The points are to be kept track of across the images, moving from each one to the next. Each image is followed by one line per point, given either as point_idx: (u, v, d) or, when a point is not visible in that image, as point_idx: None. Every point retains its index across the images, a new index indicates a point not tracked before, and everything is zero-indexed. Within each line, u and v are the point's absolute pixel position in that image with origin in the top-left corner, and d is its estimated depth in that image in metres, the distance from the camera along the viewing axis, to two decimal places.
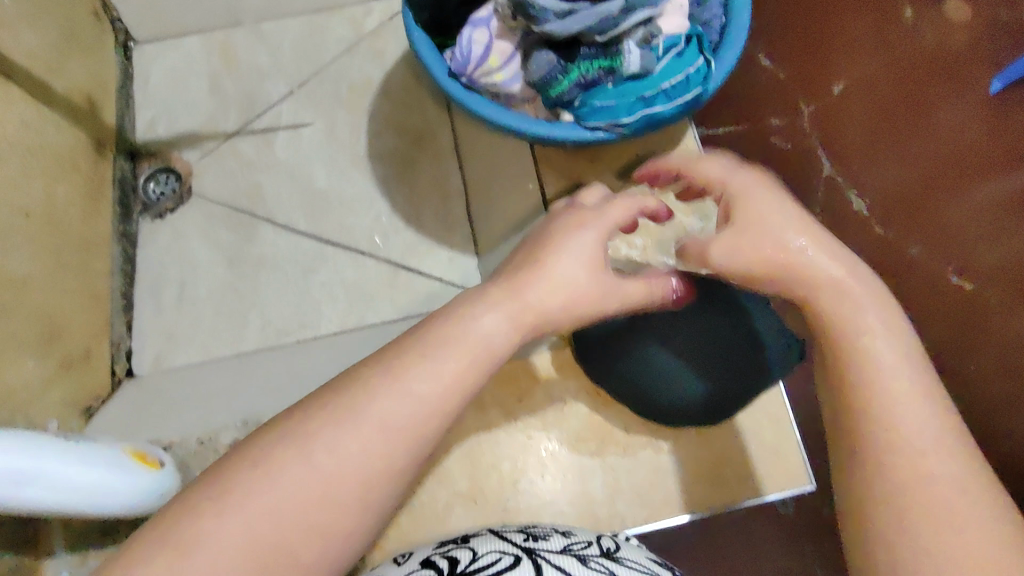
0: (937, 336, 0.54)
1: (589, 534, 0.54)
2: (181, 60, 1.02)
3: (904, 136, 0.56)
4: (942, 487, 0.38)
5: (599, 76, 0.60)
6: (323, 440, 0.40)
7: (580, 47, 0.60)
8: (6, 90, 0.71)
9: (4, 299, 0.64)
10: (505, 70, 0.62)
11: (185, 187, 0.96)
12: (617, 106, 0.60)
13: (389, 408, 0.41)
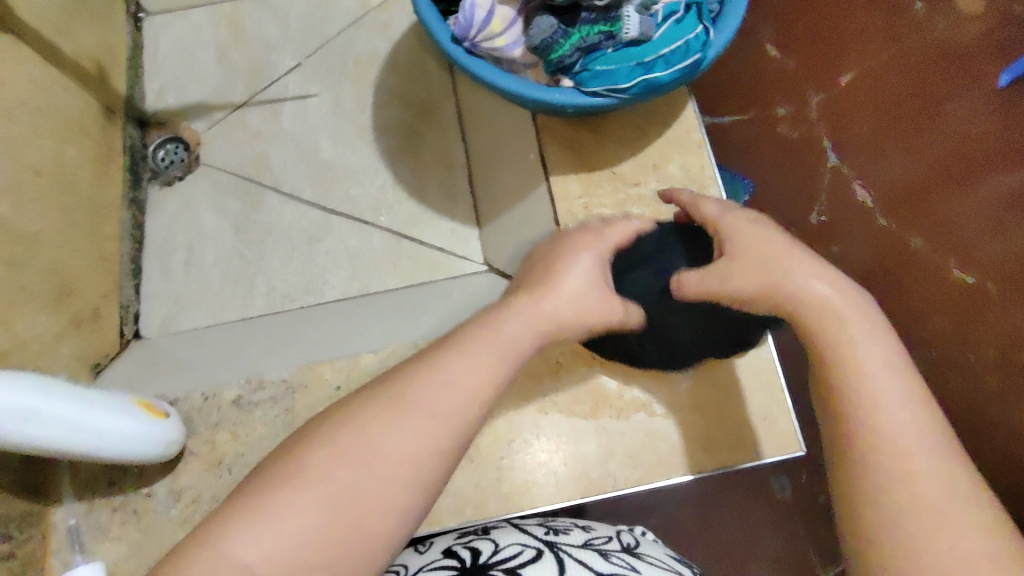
0: (939, 326, 0.66)
1: (609, 530, 0.61)
2: (191, 32, 1.03)
3: (912, 129, 0.67)
4: (942, 494, 0.40)
5: (599, 41, 0.61)
6: (385, 444, 0.40)
7: (581, 13, 0.61)
8: (17, 50, 0.72)
9: (16, 252, 0.65)
10: (507, 35, 0.63)
11: (194, 157, 0.97)
12: (617, 71, 0.61)
13: (448, 407, 0.42)
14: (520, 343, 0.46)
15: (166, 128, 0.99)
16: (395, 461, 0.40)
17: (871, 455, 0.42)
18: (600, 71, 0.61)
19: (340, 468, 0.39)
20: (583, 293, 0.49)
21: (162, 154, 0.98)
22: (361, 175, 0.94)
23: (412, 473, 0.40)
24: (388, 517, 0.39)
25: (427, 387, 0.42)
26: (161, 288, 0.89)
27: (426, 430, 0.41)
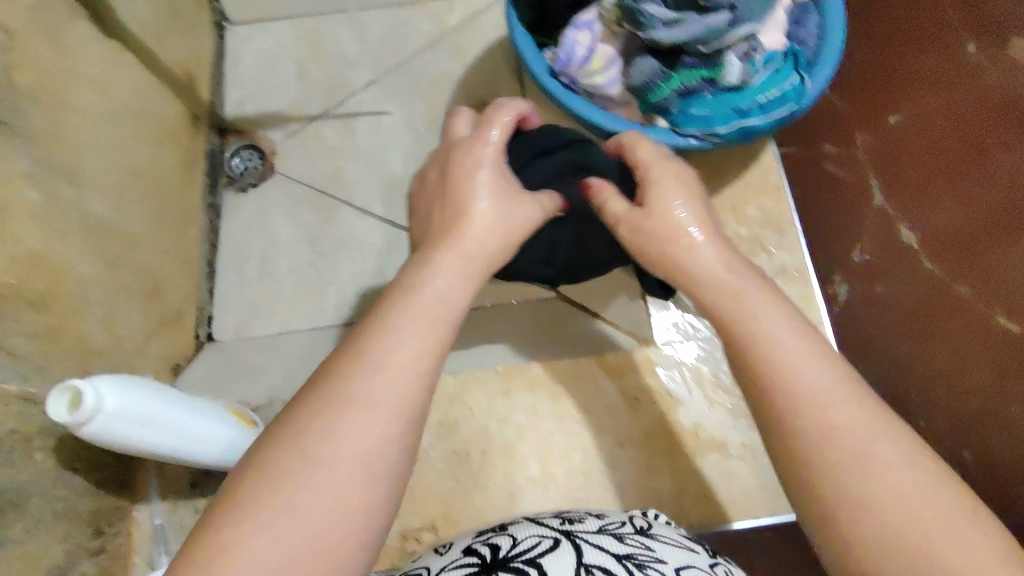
0: (979, 381, 0.60)
1: (621, 513, 0.52)
2: (270, 44, 1.06)
3: (960, 178, 0.61)
4: (939, 508, 0.36)
5: (699, 85, 0.62)
6: (335, 459, 0.36)
7: (683, 56, 0.61)
8: (122, 57, 0.75)
9: (117, 253, 0.68)
10: (606, 73, 0.65)
11: (269, 166, 0.99)
12: (714, 115, 0.62)
13: (389, 394, 0.38)
14: (450, 310, 0.43)
15: (244, 135, 1.02)
16: (345, 471, 0.36)
17: (873, 483, 0.37)
18: (697, 114, 0.63)
19: (301, 499, 0.35)
20: (499, 217, 0.48)
21: (237, 161, 1.00)
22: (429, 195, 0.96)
23: (367, 479, 0.36)
24: (348, 531, 0.35)
25: (363, 373, 0.38)
26: (232, 291, 0.91)
27: (367, 425, 0.37)
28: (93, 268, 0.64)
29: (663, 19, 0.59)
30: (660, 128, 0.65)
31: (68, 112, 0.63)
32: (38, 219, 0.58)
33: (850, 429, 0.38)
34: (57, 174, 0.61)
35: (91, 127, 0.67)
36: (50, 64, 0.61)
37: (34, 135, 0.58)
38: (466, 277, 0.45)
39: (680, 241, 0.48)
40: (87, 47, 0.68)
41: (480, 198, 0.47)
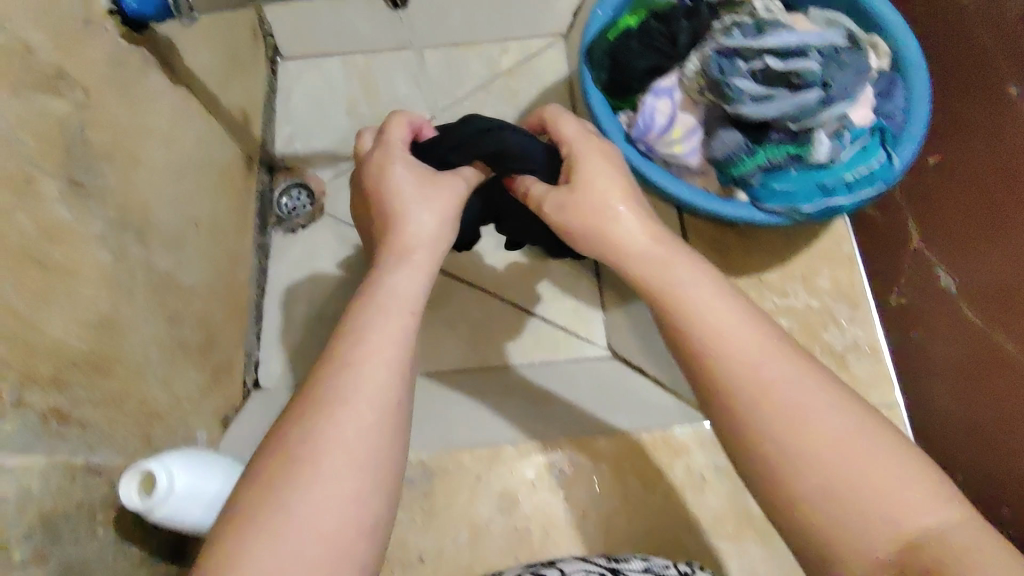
0: (1022, 440, 0.56)
1: (668, 559, 0.54)
2: (321, 80, 1.06)
3: (1003, 226, 0.59)
4: (865, 458, 0.39)
5: (784, 161, 0.60)
6: (320, 444, 0.41)
7: (769, 132, 0.59)
8: (187, 104, 0.75)
9: (176, 308, 0.67)
10: (686, 143, 0.63)
11: (318, 207, 0.99)
12: (797, 192, 0.60)
13: (363, 377, 0.44)
14: (409, 298, 0.48)
15: (293, 172, 1.01)
16: (331, 451, 0.41)
17: (798, 466, 0.40)
18: (779, 190, 0.60)
19: (293, 490, 0.40)
20: (427, 206, 0.53)
21: (286, 201, 0.99)
22: None
23: (353, 455, 0.42)
24: (341, 497, 0.41)
25: (339, 365, 0.44)
26: (280, 334, 0.90)
27: (350, 408, 0.43)
28: (155, 324, 0.63)
29: (753, 94, 0.57)
30: (740, 202, 0.63)
31: (138, 166, 0.63)
32: (107, 279, 0.57)
33: (775, 391, 0.42)
34: (127, 231, 0.60)
35: (157, 179, 0.67)
36: (124, 120, 0.61)
37: (107, 194, 0.58)
38: (424, 269, 0.50)
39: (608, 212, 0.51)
40: (156, 98, 0.68)
41: (410, 200, 0.53)
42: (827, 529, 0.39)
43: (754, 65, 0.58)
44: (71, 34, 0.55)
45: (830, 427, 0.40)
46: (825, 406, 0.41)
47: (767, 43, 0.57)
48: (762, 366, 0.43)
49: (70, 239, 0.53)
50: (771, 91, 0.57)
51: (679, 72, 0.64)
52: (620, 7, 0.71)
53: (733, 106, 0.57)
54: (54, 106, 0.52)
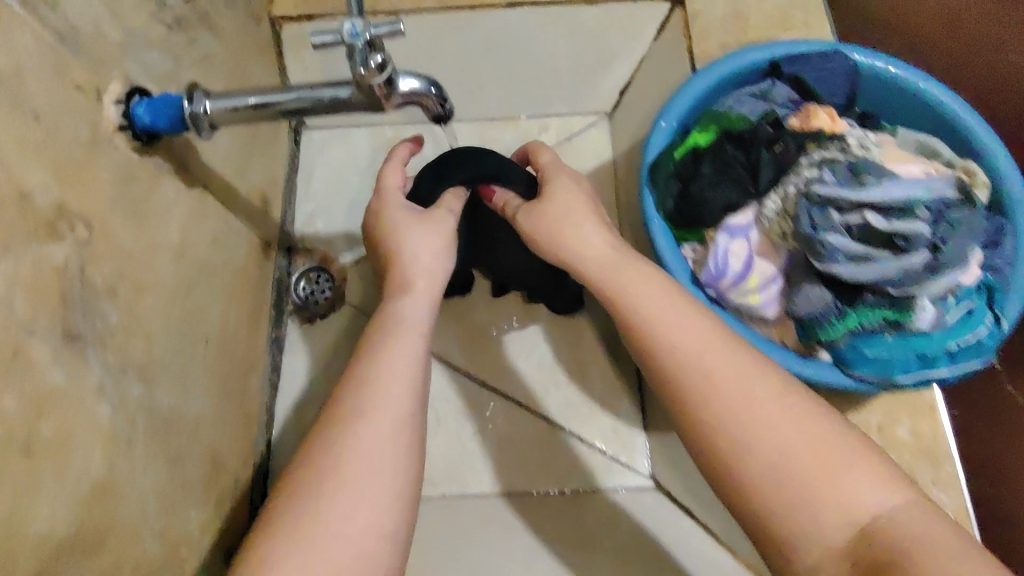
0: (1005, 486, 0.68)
1: None
2: (347, 153, 1.00)
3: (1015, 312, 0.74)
4: (799, 440, 0.45)
5: (880, 326, 0.57)
6: (362, 445, 0.48)
7: (865, 292, 0.57)
8: (203, 205, 0.67)
9: (179, 445, 0.61)
10: (764, 293, 0.60)
11: (339, 294, 0.92)
12: (893, 361, 0.56)
13: (375, 393, 0.51)
14: (420, 322, 0.56)
15: (312, 255, 0.94)
16: (371, 455, 0.48)
17: (745, 454, 0.46)
18: (872, 356, 0.56)
19: (346, 491, 0.46)
20: (422, 240, 0.61)
21: (304, 285, 0.92)
22: (515, 347, 0.87)
23: (393, 456, 0.48)
24: (379, 491, 0.47)
25: (370, 383, 0.51)
26: (293, 441, 0.83)
27: (380, 419, 0.49)
28: (155, 468, 0.57)
29: (850, 253, 0.55)
30: (822, 360, 0.58)
31: (145, 295, 0.56)
32: (108, 435, 0.50)
33: (718, 381, 0.48)
34: (129, 372, 0.54)
35: (166, 301, 0.60)
36: (133, 246, 0.55)
37: (108, 338, 0.51)
38: (428, 303, 0.58)
39: (576, 223, 0.60)
40: (171, 207, 0.61)
41: (413, 235, 0.61)
42: (770, 504, 0.45)
43: (850, 219, 0.56)
44: (75, 163, 0.48)
45: (765, 417, 0.47)
46: (760, 390, 0.48)
47: (866, 198, 0.55)
48: (706, 361, 0.49)
49: (64, 405, 0.46)
50: (871, 255, 0.54)
51: (756, 210, 0.61)
52: (685, 117, 0.66)
53: (825, 267, 0.55)
54: (55, 253, 0.45)
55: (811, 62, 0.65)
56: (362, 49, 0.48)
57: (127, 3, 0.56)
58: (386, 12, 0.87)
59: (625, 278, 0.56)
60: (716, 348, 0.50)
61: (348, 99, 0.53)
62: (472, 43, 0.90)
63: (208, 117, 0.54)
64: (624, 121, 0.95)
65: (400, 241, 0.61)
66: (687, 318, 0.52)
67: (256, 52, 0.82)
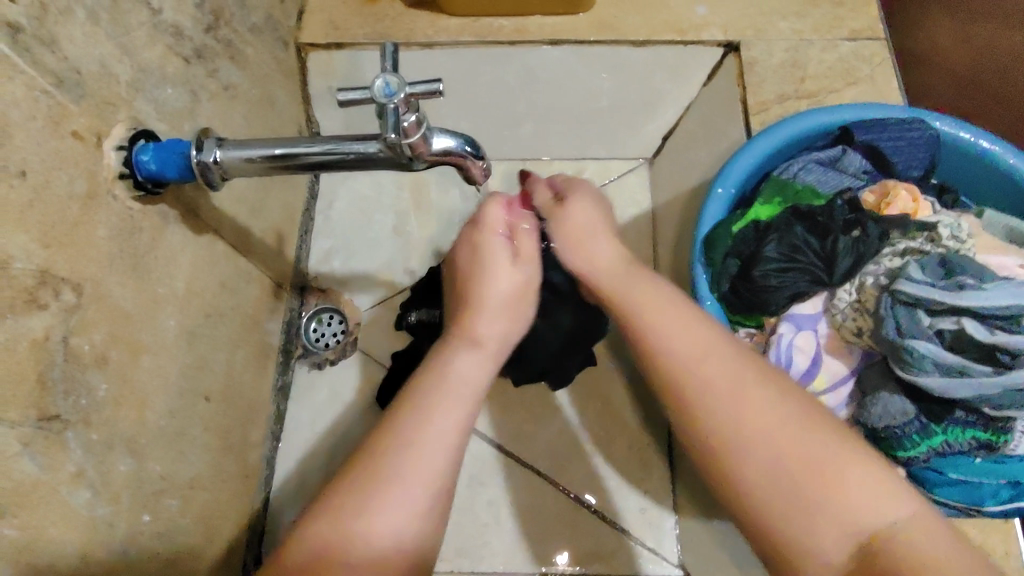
0: None
1: None
2: (370, 188, 0.93)
3: None
4: (796, 452, 0.38)
5: (970, 447, 0.54)
6: (405, 480, 0.40)
7: (955, 408, 0.54)
8: (211, 250, 0.61)
9: (170, 516, 0.54)
10: (831, 396, 0.59)
11: (353, 338, 0.85)
12: (977, 486, 0.54)
13: (432, 422, 0.42)
14: (489, 352, 0.46)
15: (326, 295, 0.85)
16: (414, 489, 0.40)
17: (733, 476, 0.39)
18: (955, 480, 0.54)
19: (384, 526, 0.39)
20: (516, 255, 0.50)
21: (315, 326, 0.83)
22: (539, 413, 0.82)
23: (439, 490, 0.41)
24: (424, 523, 0.40)
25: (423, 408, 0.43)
26: (293, 501, 0.75)
27: (437, 449, 0.41)
28: (139, 551, 0.50)
29: (943, 363, 0.52)
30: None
31: (140, 356, 0.50)
32: (83, 522, 0.44)
33: (713, 389, 0.41)
34: (116, 447, 0.48)
35: (166, 361, 0.54)
36: (131, 307, 0.49)
37: (93, 414, 0.45)
38: (503, 328, 0.48)
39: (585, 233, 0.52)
40: (177, 256, 0.55)
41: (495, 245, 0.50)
42: (778, 520, 0.38)
43: (943, 324, 0.53)
44: (67, 223, 0.43)
45: (762, 431, 0.39)
46: (756, 396, 0.40)
47: (962, 303, 0.51)
48: (703, 366, 0.41)
49: (34, 500, 0.40)
50: (966, 369, 0.51)
51: (829, 301, 0.60)
52: (743, 182, 0.65)
53: (912, 377, 0.52)
54: (34, 327, 0.40)
55: (888, 130, 0.63)
56: (395, 109, 0.43)
57: (139, 37, 0.51)
58: (420, 45, 0.79)
59: (627, 292, 0.47)
60: (722, 356, 0.42)
61: (377, 156, 0.47)
62: (510, 76, 0.83)
63: (220, 167, 0.49)
64: (668, 172, 0.89)
65: (489, 248, 0.50)
66: (699, 328, 0.43)
67: (282, 79, 0.75)
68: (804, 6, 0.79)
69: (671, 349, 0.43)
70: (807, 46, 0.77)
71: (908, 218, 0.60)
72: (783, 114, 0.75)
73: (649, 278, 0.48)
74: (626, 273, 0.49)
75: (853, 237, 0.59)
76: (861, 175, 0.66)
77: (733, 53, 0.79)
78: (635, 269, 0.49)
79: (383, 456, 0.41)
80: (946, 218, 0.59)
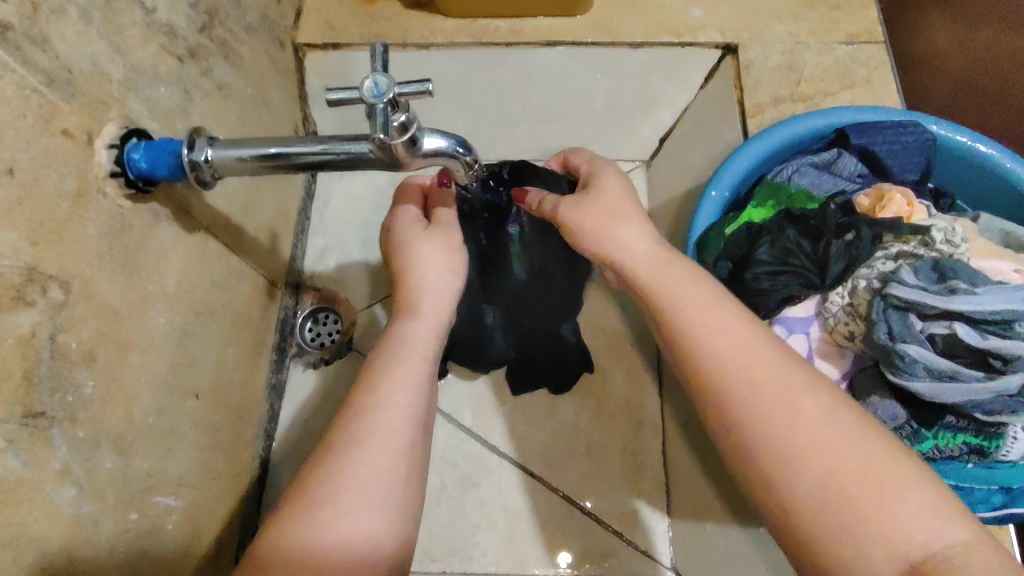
0: None
1: None
2: (366, 188, 0.93)
3: None
4: (846, 460, 0.38)
5: (961, 452, 0.54)
6: (357, 471, 0.44)
7: (946, 413, 0.53)
8: (202, 247, 0.61)
9: (157, 514, 0.54)
10: None
11: (348, 338, 0.85)
12: (969, 492, 0.54)
13: (378, 419, 0.47)
14: (425, 349, 0.53)
15: (321, 294, 0.86)
16: (367, 482, 0.44)
17: (783, 482, 0.39)
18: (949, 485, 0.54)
19: (342, 511, 0.43)
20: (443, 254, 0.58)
21: (311, 325, 0.84)
22: (534, 414, 0.82)
23: (390, 480, 0.45)
24: (379, 517, 0.44)
25: (371, 406, 0.48)
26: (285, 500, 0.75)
27: (382, 443, 0.46)
28: (126, 549, 0.50)
29: (934, 368, 0.51)
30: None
31: (128, 353, 0.50)
32: (68, 520, 0.44)
33: (760, 392, 0.41)
34: (103, 444, 0.47)
35: (155, 358, 0.54)
36: (120, 304, 0.49)
37: (79, 411, 0.45)
38: (435, 326, 0.55)
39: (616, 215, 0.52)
40: (168, 253, 0.55)
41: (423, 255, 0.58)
42: (821, 528, 0.37)
43: (935, 329, 0.53)
44: (56, 220, 0.43)
45: (811, 436, 0.39)
46: (803, 402, 0.40)
47: (954, 308, 0.51)
48: (751, 367, 0.42)
49: (17, 498, 0.40)
50: (958, 373, 0.50)
51: (821, 303, 0.60)
52: (736, 184, 0.65)
53: (903, 381, 0.51)
54: (20, 324, 0.40)
55: (883, 134, 0.63)
56: (383, 109, 0.43)
57: (132, 35, 0.51)
58: (417, 46, 0.79)
59: (671, 290, 0.47)
60: (759, 357, 0.42)
61: (367, 156, 0.47)
62: (506, 76, 0.83)
63: (211, 165, 0.49)
64: (663, 173, 0.89)
65: (415, 254, 0.58)
66: (735, 327, 0.44)
67: (277, 79, 0.76)
68: (801, 9, 0.79)
69: (719, 351, 0.43)
70: (803, 49, 0.77)
71: (900, 220, 0.59)
72: (778, 116, 0.74)
73: (692, 270, 0.48)
74: (670, 266, 0.48)
75: (846, 241, 0.59)
76: (856, 179, 0.66)
77: (729, 55, 0.79)
78: (680, 263, 0.49)
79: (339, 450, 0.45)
80: (940, 222, 0.58)
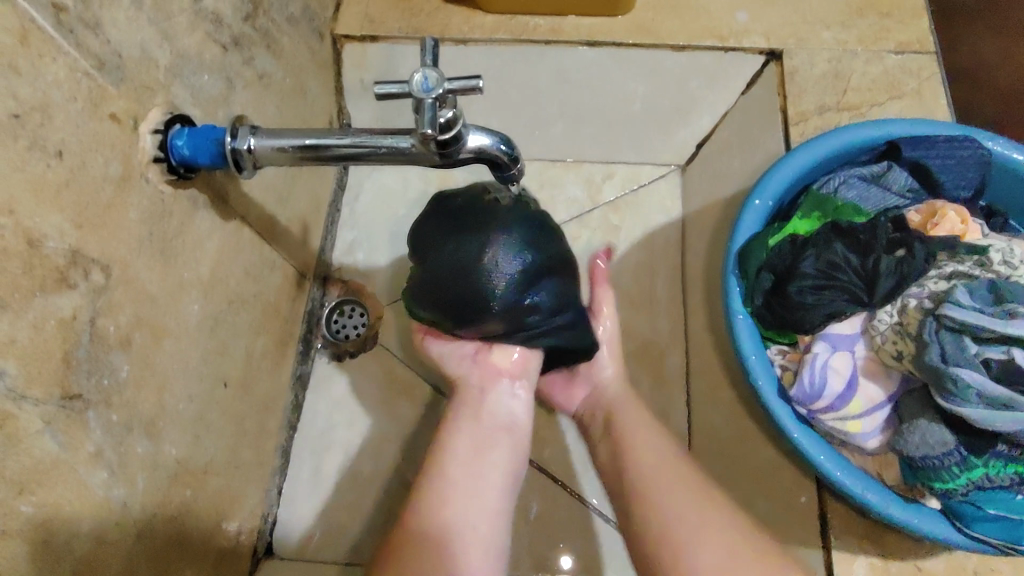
0: None
1: None
2: (397, 182, 0.92)
3: None
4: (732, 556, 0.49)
5: (1012, 482, 0.52)
6: (447, 475, 0.55)
7: (999, 441, 0.52)
8: (237, 235, 0.61)
9: (183, 501, 0.54)
10: (865, 421, 0.57)
11: (373, 332, 0.85)
12: (1017, 524, 0.52)
13: (467, 441, 0.57)
14: (488, 395, 0.60)
15: (348, 287, 0.85)
16: (453, 488, 0.54)
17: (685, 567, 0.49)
18: (995, 516, 0.52)
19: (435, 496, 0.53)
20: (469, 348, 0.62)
21: (337, 318, 0.83)
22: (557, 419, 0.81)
23: (473, 480, 0.55)
24: (461, 509, 0.53)
25: (461, 426, 0.58)
26: (306, 491, 0.75)
27: (470, 454, 0.56)
28: (153, 535, 0.50)
29: (988, 394, 0.50)
30: (930, 508, 0.55)
31: (163, 340, 0.50)
32: (100, 504, 0.44)
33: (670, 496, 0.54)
34: (135, 430, 0.47)
35: (189, 346, 0.54)
36: (157, 289, 0.49)
37: (115, 395, 0.45)
38: (502, 386, 0.60)
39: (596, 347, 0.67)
40: (204, 241, 0.55)
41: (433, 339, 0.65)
42: None
43: (991, 353, 0.51)
44: (99, 205, 0.43)
45: (717, 545, 0.49)
46: (702, 503, 0.53)
47: (1011, 332, 0.50)
48: (661, 474, 0.55)
49: (52, 479, 0.40)
50: (1013, 401, 0.49)
51: (869, 322, 0.59)
52: (781, 194, 0.64)
53: (952, 408, 0.50)
54: (62, 306, 0.40)
55: (937, 147, 0.61)
56: (431, 104, 0.42)
57: (179, 21, 0.51)
58: (455, 41, 0.79)
59: (626, 414, 0.62)
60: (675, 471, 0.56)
61: (408, 151, 0.46)
62: (542, 76, 0.82)
63: (252, 155, 0.49)
64: (698, 179, 0.87)
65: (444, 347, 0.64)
66: (658, 451, 0.58)
67: (316, 70, 0.75)
68: (850, 16, 0.77)
69: (634, 462, 0.57)
70: (851, 58, 0.75)
71: (955, 240, 0.58)
72: (823, 126, 0.73)
73: (636, 413, 0.62)
74: (627, 400, 0.64)
75: (896, 258, 0.58)
76: (907, 194, 0.64)
77: (773, 62, 0.77)
78: (634, 400, 0.64)
79: (443, 459, 0.56)
80: (997, 243, 0.57)
